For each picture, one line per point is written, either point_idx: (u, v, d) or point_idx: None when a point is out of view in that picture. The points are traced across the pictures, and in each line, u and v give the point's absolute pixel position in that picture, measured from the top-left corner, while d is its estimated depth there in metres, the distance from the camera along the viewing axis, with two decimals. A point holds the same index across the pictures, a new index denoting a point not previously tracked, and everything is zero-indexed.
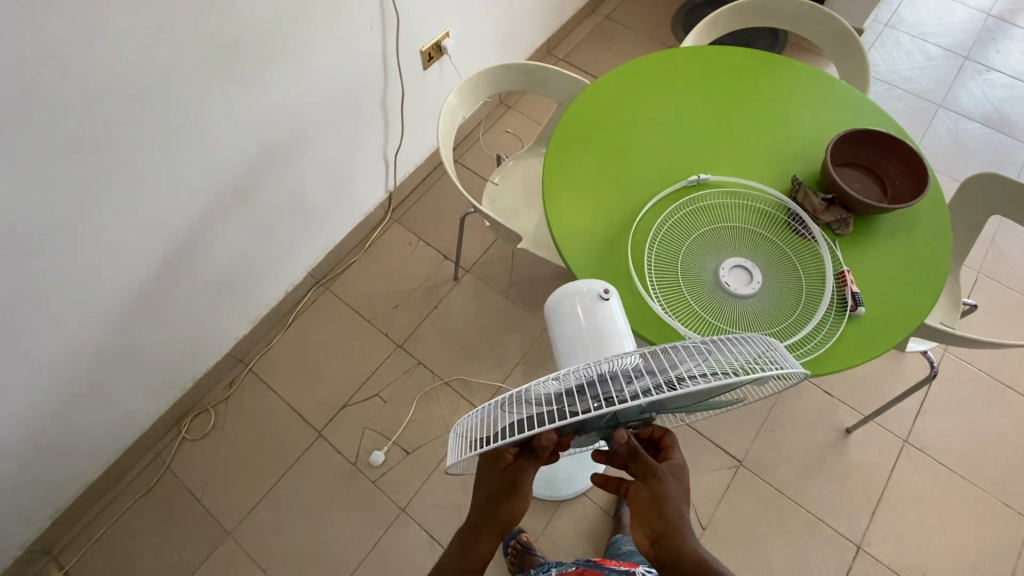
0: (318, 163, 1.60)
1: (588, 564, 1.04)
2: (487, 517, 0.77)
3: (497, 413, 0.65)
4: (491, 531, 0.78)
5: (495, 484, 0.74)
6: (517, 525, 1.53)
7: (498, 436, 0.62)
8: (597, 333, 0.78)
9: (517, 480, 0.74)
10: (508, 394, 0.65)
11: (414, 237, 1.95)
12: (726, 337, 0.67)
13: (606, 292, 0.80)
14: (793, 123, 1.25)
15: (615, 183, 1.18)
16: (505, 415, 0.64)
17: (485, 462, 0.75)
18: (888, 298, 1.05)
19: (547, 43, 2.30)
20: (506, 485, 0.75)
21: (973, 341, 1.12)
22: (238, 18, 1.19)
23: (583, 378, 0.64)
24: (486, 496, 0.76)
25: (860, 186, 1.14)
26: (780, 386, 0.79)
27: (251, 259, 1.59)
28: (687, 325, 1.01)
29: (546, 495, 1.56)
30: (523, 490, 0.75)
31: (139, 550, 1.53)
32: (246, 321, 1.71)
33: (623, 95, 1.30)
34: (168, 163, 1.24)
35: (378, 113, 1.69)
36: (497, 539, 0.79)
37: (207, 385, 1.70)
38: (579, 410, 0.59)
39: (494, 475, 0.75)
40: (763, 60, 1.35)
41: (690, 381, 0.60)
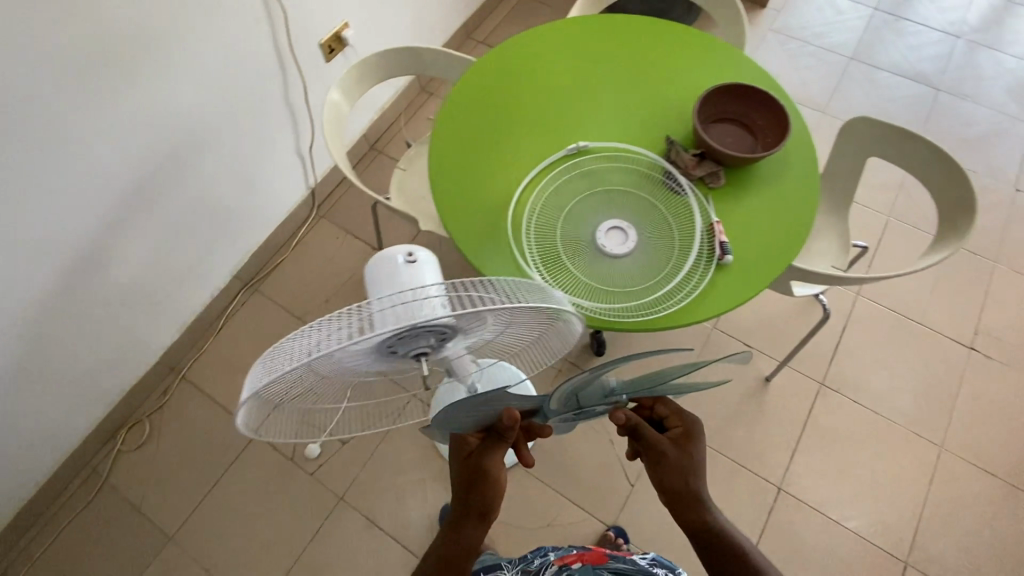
0: (222, 165, 1.58)
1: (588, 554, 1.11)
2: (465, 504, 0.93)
3: (291, 343, 0.61)
4: (471, 518, 0.92)
5: (464, 471, 0.94)
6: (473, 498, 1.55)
7: (292, 363, 0.59)
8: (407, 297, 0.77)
9: (481, 463, 0.93)
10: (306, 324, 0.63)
11: (342, 231, 1.95)
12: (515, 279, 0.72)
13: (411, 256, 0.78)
14: (670, 86, 1.27)
15: (498, 157, 1.20)
16: (305, 338, 0.61)
17: (455, 452, 0.96)
18: (761, 243, 1.08)
19: (465, 25, 2.29)
20: (473, 470, 0.93)
21: (844, 279, 1.15)
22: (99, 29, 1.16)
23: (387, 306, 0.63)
24: (459, 487, 0.94)
25: (731, 139, 1.18)
26: (567, 337, 0.84)
27: (165, 269, 1.59)
28: (562, 290, 1.04)
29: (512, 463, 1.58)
30: (489, 477, 0.93)
31: (80, 564, 1.54)
32: (172, 329, 1.71)
33: (506, 70, 1.31)
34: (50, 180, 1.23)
35: (284, 110, 1.67)
36: (476, 529, 0.92)
37: (140, 396, 1.70)
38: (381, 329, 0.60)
39: (461, 464, 0.95)
40: (645, 26, 1.36)
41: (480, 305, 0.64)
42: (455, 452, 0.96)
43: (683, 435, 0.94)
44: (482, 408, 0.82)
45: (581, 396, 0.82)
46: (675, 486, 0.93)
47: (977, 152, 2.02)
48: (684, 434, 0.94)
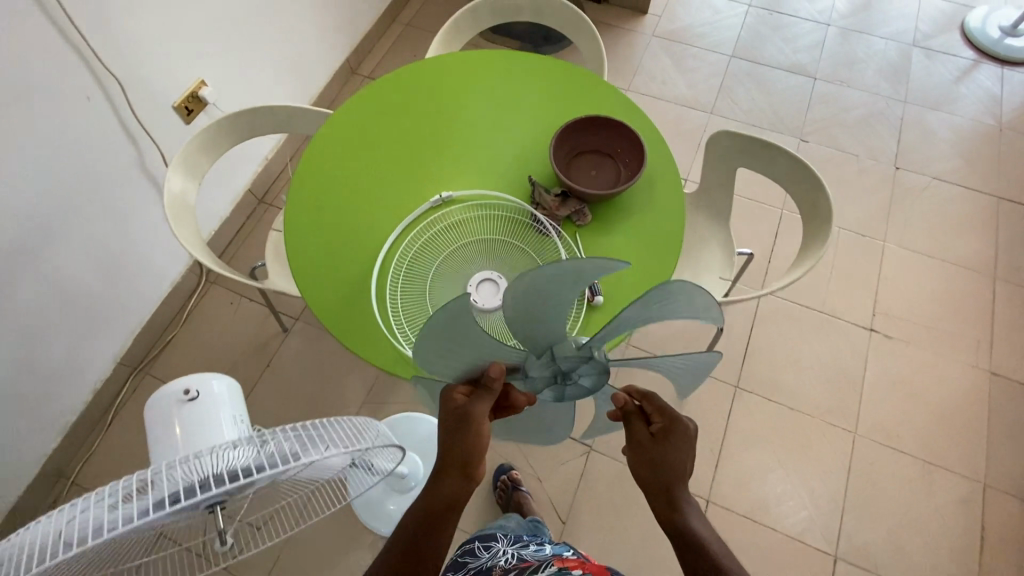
0: (81, 255, 1.44)
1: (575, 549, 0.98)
2: (447, 460, 0.77)
3: (38, 532, 0.52)
4: (451, 475, 0.77)
5: (447, 428, 0.75)
6: (500, 468, 1.56)
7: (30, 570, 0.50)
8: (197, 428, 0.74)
9: (468, 425, 0.74)
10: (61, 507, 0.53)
11: (235, 295, 1.82)
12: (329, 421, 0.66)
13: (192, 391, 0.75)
14: (529, 123, 1.24)
15: (358, 222, 1.13)
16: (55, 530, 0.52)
17: (443, 408, 0.75)
18: (629, 278, 1.07)
19: (348, 62, 2.20)
20: (456, 428, 0.74)
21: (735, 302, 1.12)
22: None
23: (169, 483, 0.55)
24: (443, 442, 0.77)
25: (595, 172, 1.17)
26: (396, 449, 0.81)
27: (30, 376, 1.42)
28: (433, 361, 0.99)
29: None
30: (477, 439, 0.75)
31: None
32: (51, 436, 1.54)
33: (358, 124, 1.24)
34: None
35: (146, 183, 1.54)
36: (457, 483, 0.77)
37: (22, 515, 1.51)
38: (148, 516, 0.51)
39: (445, 420, 0.75)
40: (498, 60, 1.32)
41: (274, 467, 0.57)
42: (445, 402, 0.75)
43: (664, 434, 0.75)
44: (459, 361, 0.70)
45: (535, 326, 0.65)
46: (653, 483, 0.77)
47: (860, 135, 2.10)
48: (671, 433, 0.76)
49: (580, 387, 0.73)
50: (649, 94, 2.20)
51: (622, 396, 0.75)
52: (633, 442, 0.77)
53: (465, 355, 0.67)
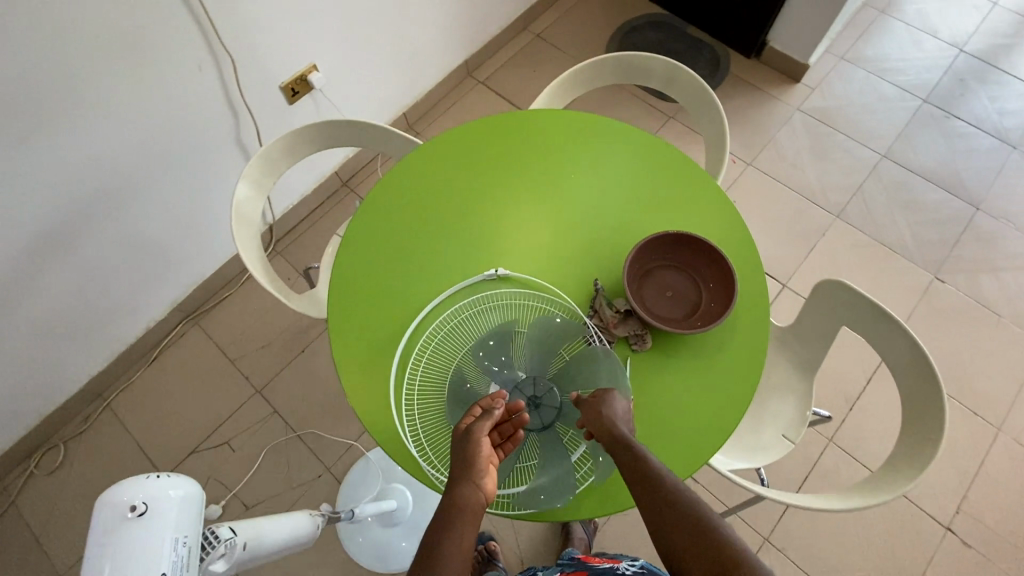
0: (162, 207, 1.50)
1: (573, 565, 1.00)
2: (454, 472, 0.78)
3: None
4: (462, 490, 0.76)
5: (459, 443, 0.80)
6: (484, 532, 1.52)
7: None
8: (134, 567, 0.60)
9: (478, 436, 0.79)
10: None
11: (294, 271, 1.86)
12: None
13: (137, 505, 0.62)
14: (606, 208, 1.14)
15: (403, 278, 1.08)
16: None
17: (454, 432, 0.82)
18: (675, 435, 0.94)
19: (465, 63, 2.14)
20: (468, 441, 0.79)
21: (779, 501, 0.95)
22: (0, 79, 1.07)
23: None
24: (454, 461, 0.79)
25: (671, 294, 1.03)
26: None
27: (93, 305, 1.53)
28: (435, 466, 0.92)
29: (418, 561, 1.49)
30: (476, 450, 0.78)
31: None
32: (100, 359, 1.66)
33: (431, 171, 1.18)
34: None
35: (238, 152, 1.58)
36: (468, 499, 0.75)
37: (60, 420, 1.66)
38: None
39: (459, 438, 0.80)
40: (590, 125, 1.23)
41: None
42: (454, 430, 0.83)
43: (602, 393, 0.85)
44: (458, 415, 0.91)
45: (492, 353, 0.95)
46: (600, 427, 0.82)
47: (1012, 291, 1.75)
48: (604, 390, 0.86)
49: (552, 404, 0.90)
50: (772, 176, 1.96)
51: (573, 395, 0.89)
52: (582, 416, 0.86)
53: (451, 400, 0.92)
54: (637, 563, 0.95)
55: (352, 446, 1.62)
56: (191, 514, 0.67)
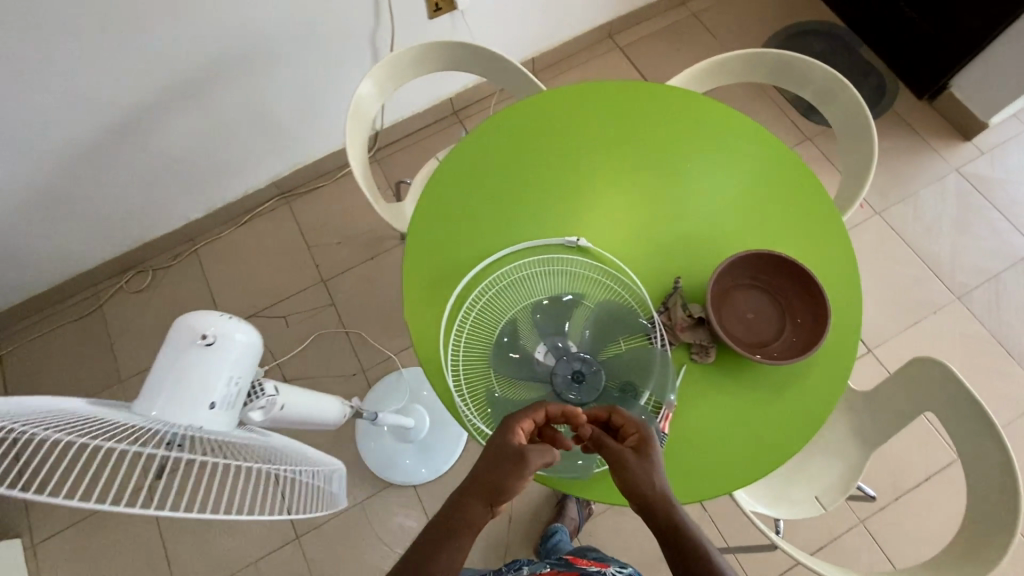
0: (288, 84, 1.58)
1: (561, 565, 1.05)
2: (475, 490, 0.75)
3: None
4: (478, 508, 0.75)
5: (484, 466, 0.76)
6: None
7: None
8: (191, 381, 0.64)
9: (501, 465, 0.75)
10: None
11: (385, 183, 1.92)
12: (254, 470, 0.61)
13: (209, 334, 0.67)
14: (711, 211, 1.07)
15: (487, 219, 1.09)
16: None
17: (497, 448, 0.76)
18: (710, 459, 0.90)
19: (609, 24, 2.05)
20: (493, 467, 0.75)
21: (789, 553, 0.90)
22: None
23: (105, 442, 0.52)
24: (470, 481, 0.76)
25: (751, 317, 0.96)
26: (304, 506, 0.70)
27: (206, 156, 1.66)
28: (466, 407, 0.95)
29: (419, 480, 1.56)
30: (497, 480, 0.74)
31: (51, 362, 1.76)
32: (200, 208, 1.81)
33: (545, 126, 1.15)
34: (99, 47, 1.28)
35: (368, 52, 1.62)
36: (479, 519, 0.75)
37: (154, 250, 1.84)
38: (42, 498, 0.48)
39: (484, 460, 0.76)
40: (721, 121, 1.14)
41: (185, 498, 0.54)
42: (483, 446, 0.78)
43: (643, 445, 0.77)
44: (506, 370, 0.94)
45: (548, 318, 0.96)
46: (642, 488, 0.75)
47: None
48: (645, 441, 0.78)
49: (593, 385, 0.90)
50: (898, 234, 1.78)
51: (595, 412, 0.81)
52: (614, 462, 0.78)
53: (498, 350, 0.94)
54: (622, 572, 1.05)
55: (389, 359, 1.70)
56: (247, 359, 0.71)
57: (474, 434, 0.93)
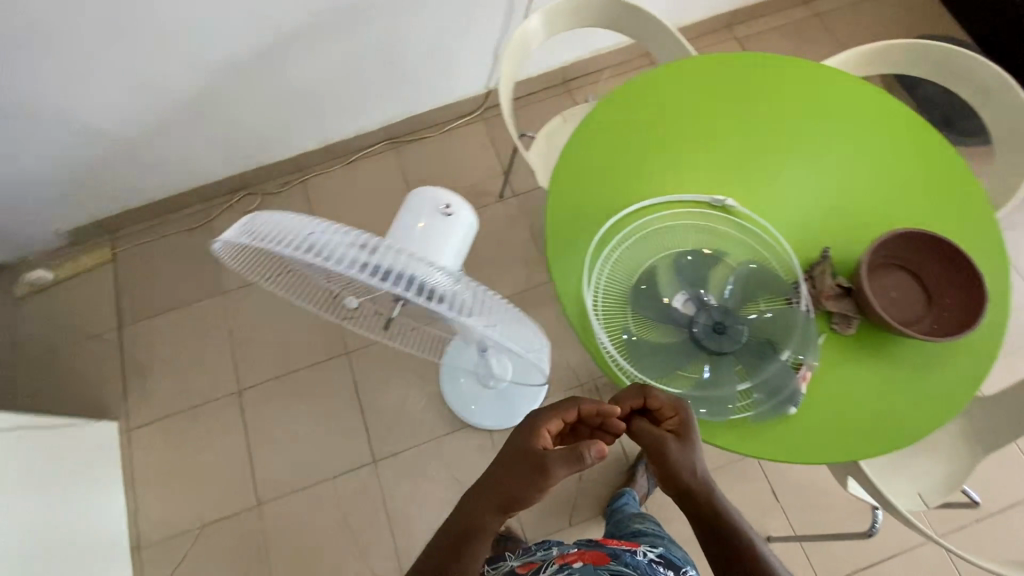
0: (424, 28, 1.65)
1: (588, 545, 1.04)
2: (502, 489, 0.80)
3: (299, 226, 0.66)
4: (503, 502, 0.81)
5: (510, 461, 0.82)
6: None
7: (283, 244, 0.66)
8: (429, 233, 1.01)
9: (528, 464, 0.80)
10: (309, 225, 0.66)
11: (489, 141, 1.97)
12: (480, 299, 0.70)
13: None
14: (861, 191, 1.06)
15: (636, 168, 1.08)
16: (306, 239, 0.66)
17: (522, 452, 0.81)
18: (845, 425, 0.91)
19: (730, 14, 2.04)
20: (519, 463, 0.80)
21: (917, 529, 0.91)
22: None
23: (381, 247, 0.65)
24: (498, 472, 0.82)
25: (897, 296, 0.96)
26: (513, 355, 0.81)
27: (335, 88, 1.74)
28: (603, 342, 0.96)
29: (495, 426, 1.60)
30: (523, 481, 0.79)
31: (159, 266, 1.86)
32: (315, 141, 1.89)
33: (699, 86, 1.15)
34: None
35: (503, 7, 1.67)
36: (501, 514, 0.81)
37: (265, 176, 1.93)
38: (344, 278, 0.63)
39: (511, 456, 0.82)
40: (874, 106, 1.13)
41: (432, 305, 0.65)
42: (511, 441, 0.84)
43: (683, 430, 0.83)
44: (646, 312, 0.95)
45: (691, 269, 0.97)
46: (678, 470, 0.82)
47: None
48: (682, 426, 0.83)
49: (736, 337, 0.91)
50: None
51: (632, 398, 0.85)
52: (653, 448, 0.84)
53: (640, 293, 0.96)
54: (653, 552, 1.01)
55: None
56: (462, 229, 1.04)
57: (611, 367, 0.93)
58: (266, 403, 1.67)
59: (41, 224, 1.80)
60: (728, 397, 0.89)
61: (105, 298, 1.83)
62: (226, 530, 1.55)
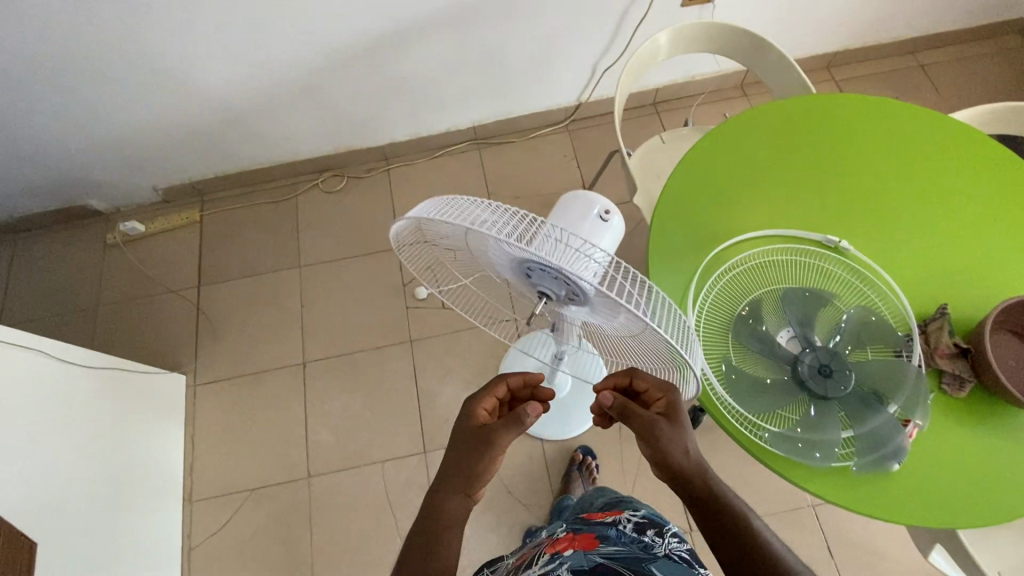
0: (531, 36, 1.68)
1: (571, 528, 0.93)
2: (452, 476, 0.77)
3: (471, 204, 0.64)
4: (459, 489, 0.77)
5: (466, 441, 0.80)
6: (606, 457, 1.59)
7: (457, 217, 0.62)
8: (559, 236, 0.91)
9: (486, 442, 0.79)
10: (482, 201, 0.64)
11: (572, 153, 1.99)
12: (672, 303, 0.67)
13: (609, 213, 0.74)
14: (989, 250, 1.02)
15: (749, 198, 1.07)
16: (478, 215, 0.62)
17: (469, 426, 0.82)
18: (950, 488, 0.87)
19: (831, 55, 2.02)
20: (475, 443, 0.79)
21: None
22: None
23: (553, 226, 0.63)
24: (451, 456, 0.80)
25: (1013, 364, 0.92)
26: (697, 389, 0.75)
27: (435, 84, 1.78)
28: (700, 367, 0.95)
29: (548, 435, 1.60)
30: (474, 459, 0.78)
31: (241, 234, 1.93)
32: (405, 132, 1.94)
33: (821, 123, 1.13)
34: None
35: (611, 25, 1.69)
36: (461, 501, 0.76)
37: (353, 159, 1.99)
38: (531, 247, 0.60)
39: (466, 436, 0.81)
40: (1002, 166, 1.08)
41: (618, 293, 0.61)
42: (461, 422, 0.83)
43: (671, 406, 0.78)
44: (749, 344, 0.94)
45: (803, 306, 0.94)
46: (664, 450, 0.77)
47: None
48: (666, 403, 0.78)
49: (842, 382, 0.89)
50: None
51: (607, 391, 0.80)
52: (642, 431, 0.78)
53: (746, 323, 0.95)
54: (635, 514, 0.93)
55: None
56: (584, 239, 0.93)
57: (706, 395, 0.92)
58: (328, 378, 1.72)
59: (141, 180, 1.89)
60: (832, 442, 0.86)
61: (188, 256, 1.91)
62: (274, 496, 1.59)
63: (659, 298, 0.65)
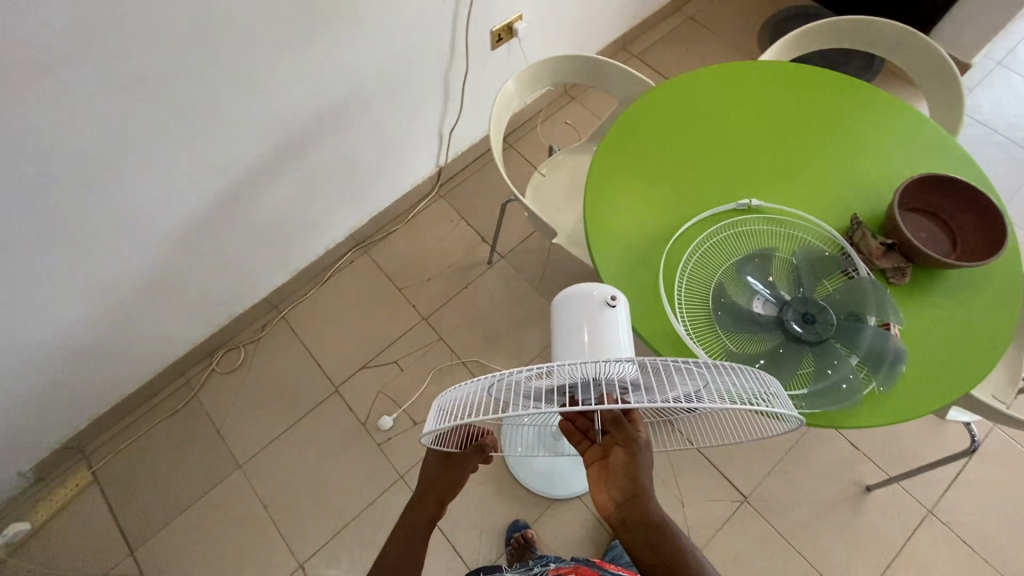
0: (373, 130, 1.63)
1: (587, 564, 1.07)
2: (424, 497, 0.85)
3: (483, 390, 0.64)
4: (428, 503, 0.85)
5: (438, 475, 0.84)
6: None
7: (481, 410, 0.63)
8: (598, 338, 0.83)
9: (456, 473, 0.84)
10: (490, 378, 0.65)
11: (456, 216, 1.96)
12: (722, 366, 0.67)
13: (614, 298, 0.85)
14: (855, 151, 1.17)
15: (660, 197, 1.12)
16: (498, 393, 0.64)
17: (434, 455, 0.85)
18: (947, 357, 0.98)
19: (622, 37, 2.23)
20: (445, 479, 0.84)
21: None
22: None
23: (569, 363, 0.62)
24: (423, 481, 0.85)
25: (925, 236, 1.06)
26: (787, 429, 0.73)
27: (297, 215, 1.65)
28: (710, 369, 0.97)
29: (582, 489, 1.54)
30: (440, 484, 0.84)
31: (154, 467, 1.63)
32: (284, 273, 1.77)
33: (676, 107, 1.22)
34: (222, 119, 1.28)
35: (439, 89, 1.70)
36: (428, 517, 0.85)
37: (241, 325, 1.78)
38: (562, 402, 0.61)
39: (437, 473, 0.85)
40: (831, 84, 1.25)
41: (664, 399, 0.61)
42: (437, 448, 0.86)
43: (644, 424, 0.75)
44: (734, 327, 0.98)
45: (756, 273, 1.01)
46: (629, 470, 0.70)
47: None
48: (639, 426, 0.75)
49: (825, 320, 0.96)
50: None
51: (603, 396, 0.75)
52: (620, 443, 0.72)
53: (724, 311, 0.99)
54: None
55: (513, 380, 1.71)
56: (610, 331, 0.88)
57: None
58: (337, 564, 1.50)
59: None
60: (844, 374, 0.92)
61: (101, 527, 1.56)
62: None
63: (700, 371, 0.64)
